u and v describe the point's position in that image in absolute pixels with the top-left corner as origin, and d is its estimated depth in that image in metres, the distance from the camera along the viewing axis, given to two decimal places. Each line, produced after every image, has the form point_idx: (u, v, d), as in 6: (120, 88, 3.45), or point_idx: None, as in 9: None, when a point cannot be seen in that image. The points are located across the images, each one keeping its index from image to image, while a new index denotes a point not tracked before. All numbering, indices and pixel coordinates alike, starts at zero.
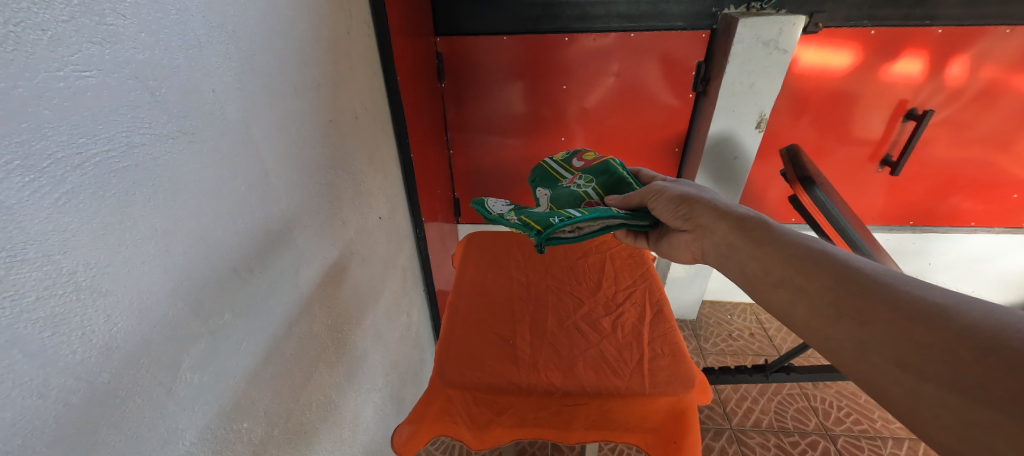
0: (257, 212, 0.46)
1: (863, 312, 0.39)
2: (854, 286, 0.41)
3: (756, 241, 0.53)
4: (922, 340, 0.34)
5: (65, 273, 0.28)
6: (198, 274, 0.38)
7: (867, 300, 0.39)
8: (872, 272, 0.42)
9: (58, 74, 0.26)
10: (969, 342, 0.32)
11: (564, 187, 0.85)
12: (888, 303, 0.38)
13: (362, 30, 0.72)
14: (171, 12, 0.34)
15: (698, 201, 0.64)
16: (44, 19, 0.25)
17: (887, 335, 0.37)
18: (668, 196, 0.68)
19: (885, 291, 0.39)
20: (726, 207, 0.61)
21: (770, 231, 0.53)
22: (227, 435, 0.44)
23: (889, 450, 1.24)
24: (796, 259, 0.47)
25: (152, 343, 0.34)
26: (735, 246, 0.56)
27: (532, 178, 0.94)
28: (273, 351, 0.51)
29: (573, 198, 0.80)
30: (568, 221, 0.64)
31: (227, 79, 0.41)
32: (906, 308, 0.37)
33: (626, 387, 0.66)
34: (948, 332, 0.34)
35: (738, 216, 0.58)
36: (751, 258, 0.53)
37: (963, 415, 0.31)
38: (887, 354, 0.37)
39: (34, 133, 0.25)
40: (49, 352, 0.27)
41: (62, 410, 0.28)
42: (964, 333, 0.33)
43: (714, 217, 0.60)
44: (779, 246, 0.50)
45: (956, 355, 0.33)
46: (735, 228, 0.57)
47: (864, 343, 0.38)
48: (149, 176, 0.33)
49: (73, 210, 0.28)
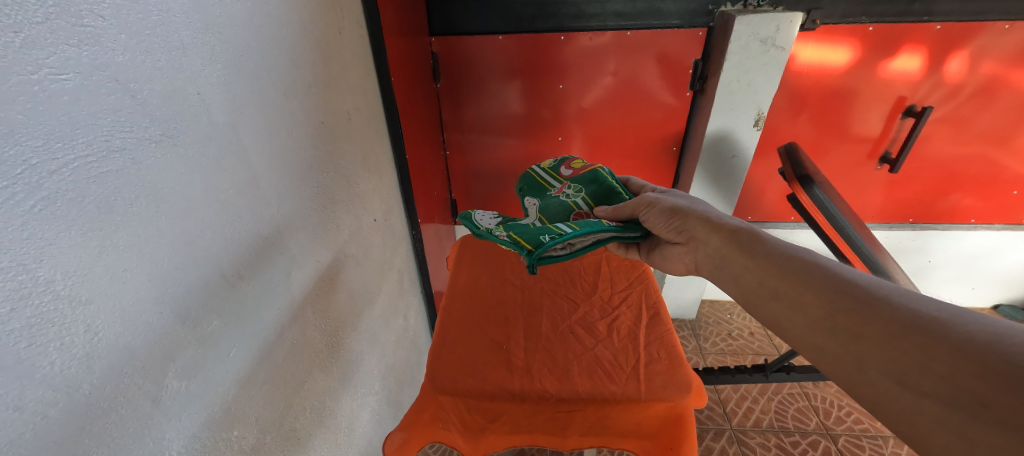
0: (245, 217, 0.45)
1: (859, 325, 0.38)
2: (849, 298, 0.40)
3: (749, 253, 0.52)
4: (920, 355, 0.34)
5: (42, 282, 0.27)
6: (183, 283, 0.37)
7: (864, 315, 0.39)
8: (866, 283, 0.41)
9: (32, 77, 0.26)
10: (967, 357, 0.32)
11: (553, 197, 0.84)
12: (885, 315, 0.37)
13: (354, 29, 0.71)
14: (153, 13, 0.33)
15: (690, 214, 0.63)
16: (16, 21, 0.25)
17: (884, 349, 0.36)
18: (660, 208, 0.67)
19: (880, 303, 0.38)
20: (719, 219, 0.60)
21: (762, 242, 0.53)
22: (217, 443, 0.43)
23: (891, 449, 1.23)
24: (791, 271, 0.47)
25: (135, 351, 0.33)
26: (728, 259, 0.55)
27: (521, 187, 0.93)
28: (264, 356, 0.50)
29: (563, 210, 0.79)
30: (559, 239, 0.63)
31: (214, 82, 0.40)
32: (903, 319, 0.36)
33: (621, 392, 0.65)
34: (946, 345, 0.33)
35: (731, 228, 0.57)
36: (744, 271, 0.52)
37: (963, 432, 0.31)
38: (885, 369, 0.36)
39: (8, 139, 0.24)
40: (25, 364, 0.26)
41: (40, 423, 0.28)
42: (961, 345, 0.32)
43: (706, 230, 0.60)
44: (772, 258, 0.50)
45: (955, 369, 0.32)
46: (727, 240, 0.56)
47: (860, 357, 0.38)
48: (130, 181, 0.32)
49: (50, 216, 0.27)
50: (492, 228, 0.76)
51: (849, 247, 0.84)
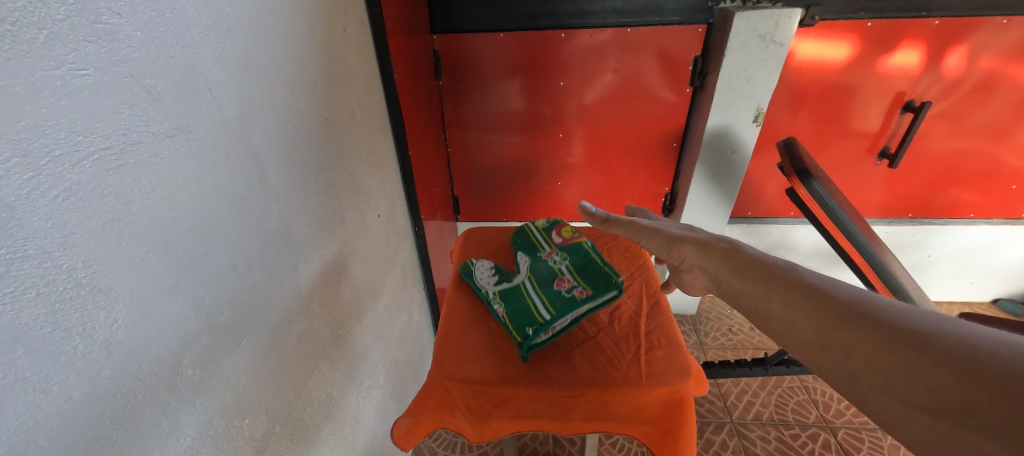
0: (256, 208, 0.47)
1: (846, 340, 0.35)
2: (835, 315, 0.37)
3: (744, 276, 0.49)
4: (904, 366, 0.31)
5: (65, 269, 0.28)
6: (197, 273, 0.38)
7: (850, 328, 0.35)
8: (852, 297, 0.38)
9: (55, 73, 0.27)
10: (948, 370, 0.28)
11: (542, 258, 0.85)
12: (869, 329, 0.34)
13: (357, 27, 0.72)
14: (166, 11, 0.34)
15: (684, 242, 0.60)
16: (40, 18, 0.26)
17: (873, 362, 0.33)
18: (657, 239, 0.65)
19: (866, 317, 0.35)
20: (712, 242, 0.57)
21: (758, 263, 0.49)
22: (228, 430, 0.44)
23: (890, 441, 1.24)
24: (778, 290, 0.43)
25: (152, 339, 0.34)
26: (727, 282, 0.51)
27: (512, 238, 0.93)
28: (273, 348, 0.51)
29: (548, 274, 0.81)
30: (542, 329, 0.69)
31: (224, 78, 0.41)
32: (888, 332, 0.33)
33: (623, 377, 0.67)
34: (928, 357, 0.30)
35: (724, 251, 0.54)
36: (742, 294, 0.48)
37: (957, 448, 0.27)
38: (876, 384, 0.32)
39: (32, 132, 0.25)
40: (50, 348, 0.27)
41: (65, 405, 0.29)
42: (943, 357, 0.29)
43: (699, 254, 0.57)
44: (764, 278, 0.46)
45: (941, 383, 0.28)
46: (722, 264, 0.53)
47: (852, 373, 0.34)
48: (147, 174, 0.33)
49: (73, 206, 0.28)
50: (485, 288, 0.81)
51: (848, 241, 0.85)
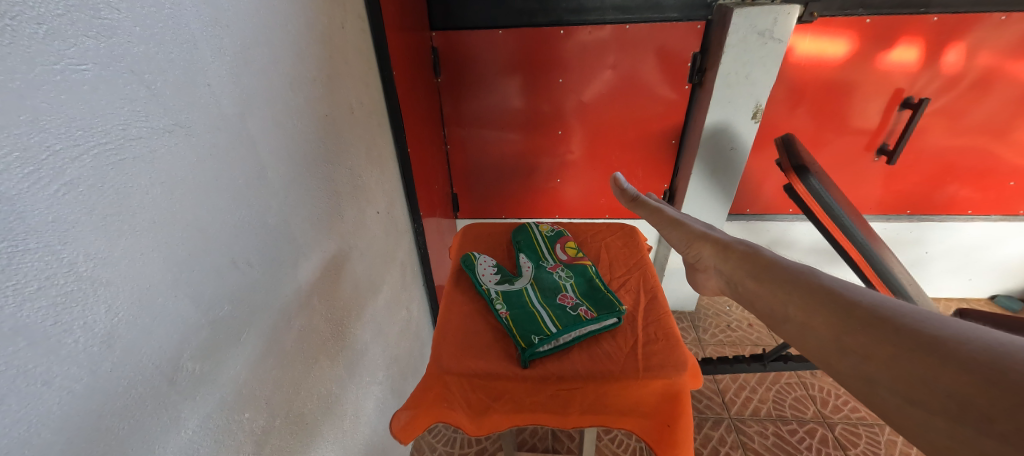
0: (256, 203, 0.47)
1: (866, 344, 0.35)
2: (855, 318, 0.37)
3: (760, 277, 0.49)
4: (924, 370, 0.31)
5: (65, 263, 0.28)
6: (197, 267, 0.39)
7: (869, 333, 0.35)
8: (871, 304, 0.38)
9: (55, 67, 0.27)
10: (970, 376, 0.28)
11: (547, 270, 0.85)
12: (890, 335, 0.34)
13: (356, 24, 0.72)
14: (165, 6, 0.35)
15: (704, 242, 0.63)
16: (39, 13, 0.26)
17: (891, 366, 0.33)
18: (681, 233, 0.70)
19: (883, 322, 0.35)
20: (729, 246, 0.59)
21: (775, 265, 0.49)
22: (228, 424, 0.45)
23: (886, 436, 1.25)
24: (795, 294, 0.43)
25: (152, 332, 0.35)
26: (742, 286, 0.52)
27: (519, 243, 0.94)
28: (272, 343, 0.52)
29: (553, 286, 0.81)
30: (548, 339, 0.68)
31: (223, 74, 0.41)
32: (908, 338, 0.33)
33: (620, 370, 0.67)
34: (949, 364, 0.30)
35: (743, 252, 0.55)
36: (757, 296, 0.48)
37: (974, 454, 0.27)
38: (894, 387, 0.32)
39: (32, 126, 0.26)
40: (51, 341, 0.28)
41: (66, 397, 0.29)
42: (963, 363, 0.29)
43: (718, 257, 0.58)
44: (781, 281, 0.46)
45: (960, 387, 0.28)
46: (739, 266, 0.54)
47: (871, 377, 0.34)
48: (146, 169, 0.33)
49: (73, 200, 0.28)
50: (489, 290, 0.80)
51: (848, 241, 0.86)
